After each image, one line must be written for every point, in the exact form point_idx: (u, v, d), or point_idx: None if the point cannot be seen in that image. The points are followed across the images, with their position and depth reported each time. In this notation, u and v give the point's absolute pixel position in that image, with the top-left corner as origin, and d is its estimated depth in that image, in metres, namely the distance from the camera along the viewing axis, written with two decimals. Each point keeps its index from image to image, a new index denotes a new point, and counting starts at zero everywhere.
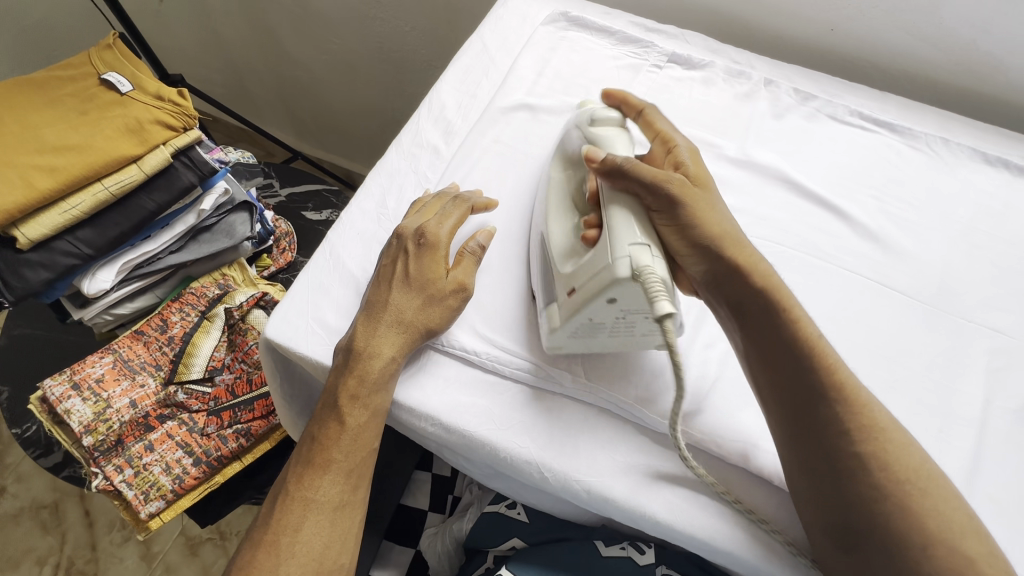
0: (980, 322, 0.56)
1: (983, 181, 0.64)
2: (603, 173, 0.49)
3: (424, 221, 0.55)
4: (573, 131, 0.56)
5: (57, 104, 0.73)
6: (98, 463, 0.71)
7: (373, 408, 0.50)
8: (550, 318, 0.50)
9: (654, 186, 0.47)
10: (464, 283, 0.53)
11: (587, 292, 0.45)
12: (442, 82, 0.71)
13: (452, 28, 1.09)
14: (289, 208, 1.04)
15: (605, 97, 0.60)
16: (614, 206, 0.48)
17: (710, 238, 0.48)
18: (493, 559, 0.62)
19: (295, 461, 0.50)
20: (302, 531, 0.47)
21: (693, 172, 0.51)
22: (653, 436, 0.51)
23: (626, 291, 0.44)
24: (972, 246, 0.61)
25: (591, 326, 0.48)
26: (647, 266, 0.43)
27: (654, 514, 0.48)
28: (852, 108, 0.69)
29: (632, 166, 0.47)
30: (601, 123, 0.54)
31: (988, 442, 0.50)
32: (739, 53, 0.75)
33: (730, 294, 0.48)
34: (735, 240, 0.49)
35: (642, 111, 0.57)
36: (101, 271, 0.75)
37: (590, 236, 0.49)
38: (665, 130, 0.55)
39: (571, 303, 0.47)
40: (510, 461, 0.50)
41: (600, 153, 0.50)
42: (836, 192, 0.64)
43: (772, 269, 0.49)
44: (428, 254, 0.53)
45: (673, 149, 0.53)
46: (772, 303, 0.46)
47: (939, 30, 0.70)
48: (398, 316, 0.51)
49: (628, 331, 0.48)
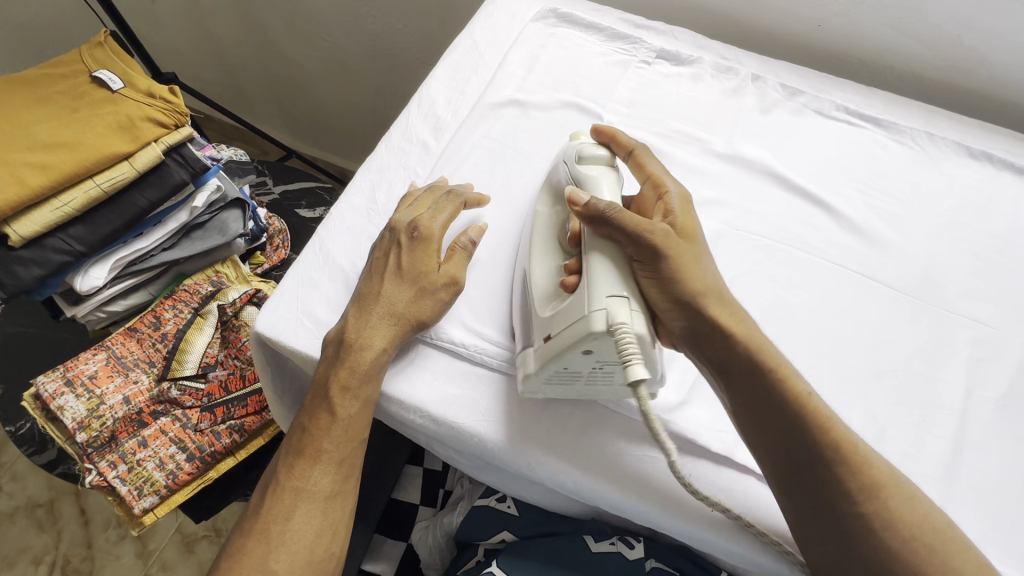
0: (962, 313, 0.57)
1: (967, 175, 0.65)
2: (587, 218, 0.48)
3: (417, 215, 0.55)
4: (562, 169, 0.55)
5: (48, 101, 0.73)
6: (92, 459, 0.71)
7: (364, 399, 0.50)
8: (525, 362, 0.50)
9: (636, 237, 0.46)
10: (455, 277, 0.54)
11: (565, 341, 0.45)
12: (432, 78, 0.71)
13: (444, 25, 1.10)
14: (282, 205, 1.04)
15: (596, 134, 0.58)
16: (595, 253, 0.47)
17: (692, 293, 0.47)
18: (483, 551, 0.63)
19: (285, 452, 0.50)
20: (293, 520, 0.48)
21: (681, 223, 0.50)
22: (639, 424, 0.51)
23: (602, 343, 0.44)
24: (956, 239, 0.61)
25: (566, 374, 0.48)
26: (622, 322, 0.43)
27: (639, 501, 0.49)
28: (838, 103, 0.70)
29: (615, 214, 0.47)
30: (588, 160, 0.53)
31: (969, 431, 0.51)
32: (727, 49, 0.75)
33: (712, 353, 0.47)
34: (719, 297, 0.48)
35: (631, 152, 0.56)
36: (94, 268, 0.75)
37: (569, 282, 0.48)
38: (657, 174, 0.54)
39: (547, 349, 0.47)
40: (496, 452, 0.51)
41: (583, 196, 0.49)
42: (822, 185, 0.64)
43: (756, 326, 0.48)
44: (421, 247, 0.53)
45: (664, 195, 0.52)
46: (756, 365, 0.45)
47: (924, 25, 0.70)
48: (390, 308, 0.51)
49: (605, 379, 0.48)
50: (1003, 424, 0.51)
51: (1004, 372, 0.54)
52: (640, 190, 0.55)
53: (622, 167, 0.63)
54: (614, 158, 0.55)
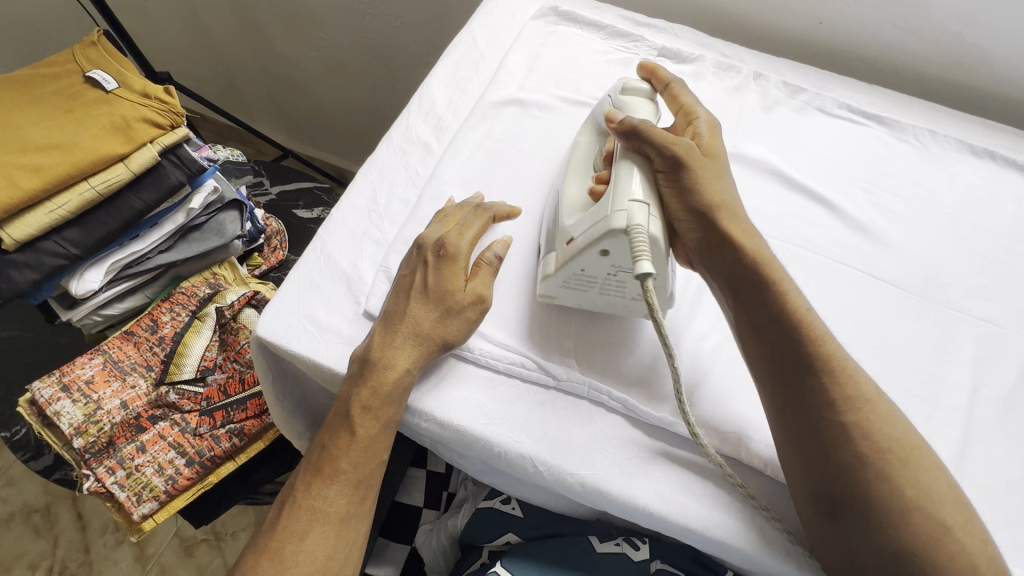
0: (967, 312, 0.57)
1: (969, 172, 0.65)
2: (620, 133, 0.52)
3: (445, 232, 0.54)
4: (603, 99, 0.59)
5: (40, 102, 0.72)
6: (89, 465, 0.70)
7: (384, 420, 0.49)
8: (545, 266, 0.53)
9: (664, 149, 0.50)
10: (482, 295, 0.52)
11: (583, 241, 0.48)
12: (432, 77, 0.71)
13: (442, 23, 1.09)
14: (280, 206, 1.03)
15: (639, 71, 0.62)
16: (624, 162, 0.50)
17: (705, 207, 0.50)
18: (488, 554, 0.62)
19: (303, 469, 0.50)
20: (306, 540, 0.47)
21: (707, 142, 0.54)
22: (647, 431, 0.51)
23: (617, 244, 0.46)
24: (960, 237, 0.61)
25: (583, 279, 0.50)
26: (639, 224, 0.45)
27: (648, 506, 0.48)
28: (840, 101, 0.69)
29: (648, 129, 0.50)
30: (629, 91, 0.56)
31: (975, 428, 0.51)
32: (728, 47, 0.75)
33: (721, 264, 0.50)
34: (731, 213, 0.51)
35: (668, 85, 0.59)
36: (89, 272, 0.74)
37: (598, 192, 0.51)
38: (688, 104, 0.57)
39: (567, 252, 0.49)
40: (505, 456, 0.50)
41: (621, 116, 0.54)
42: (826, 184, 0.64)
43: (766, 244, 0.51)
44: (447, 265, 0.52)
45: (694, 122, 0.55)
46: (763, 274, 0.49)
47: (925, 22, 0.70)
48: (415, 328, 0.50)
49: (618, 288, 0.50)
50: (1009, 422, 0.51)
51: (1010, 369, 0.54)
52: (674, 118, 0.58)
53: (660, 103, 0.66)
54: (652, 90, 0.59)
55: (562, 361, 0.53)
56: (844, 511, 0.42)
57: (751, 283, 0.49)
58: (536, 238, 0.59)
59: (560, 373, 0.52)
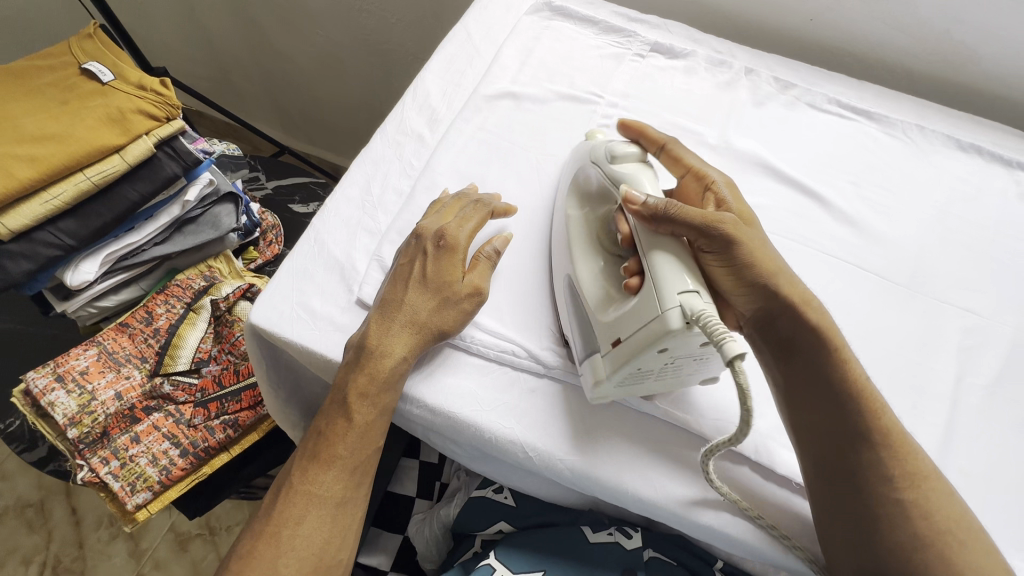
0: (953, 303, 0.58)
1: (957, 167, 0.66)
2: (645, 217, 0.48)
3: (444, 223, 0.54)
4: (592, 169, 0.56)
5: (37, 93, 0.72)
6: (83, 456, 0.70)
7: (381, 407, 0.50)
8: (593, 369, 0.48)
9: (705, 229, 0.46)
10: (479, 287, 0.53)
11: (638, 343, 0.44)
12: (427, 70, 0.71)
13: (439, 19, 1.09)
14: (276, 201, 1.03)
15: (624, 131, 0.60)
16: (656, 251, 0.46)
17: (763, 277, 0.47)
18: (482, 543, 0.62)
19: (300, 454, 0.50)
20: (302, 525, 0.47)
21: (737, 209, 0.51)
22: (638, 417, 0.52)
23: (679, 340, 0.42)
24: (947, 230, 0.62)
25: (639, 373, 0.46)
26: (702, 310, 0.41)
27: (640, 490, 0.49)
28: (830, 97, 0.70)
29: (677, 212, 0.46)
30: (621, 159, 0.53)
31: (959, 416, 0.52)
32: (720, 43, 0.76)
33: (781, 333, 0.48)
34: (791, 281, 0.48)
35: (663, 146, 0.57)
36: (84, 263, 0.74)
37: (633, 284, 0.47)
38: (696, 165, 0.55)
39: (617, 354, 0.45)
40: (494, 443, 0.50)
41: (638, 195, 0.48)
42: (816, 177, 0.65)
43: (823, 308, 0.49)
44: (446, 256, 0.53)
45: (710, 185, 0.53)
46: (823, 345, 0.47)
47: (914, 19, 0.71)
48: (411, 316, 0.51)
49: (675, 372, 0.47)
50: (993, 410, 0.52)
51: (994, 359, 0.55)
52: (680, 180, 0.56)
53: (655, 163, 0.64)
54: (645, 153, 0.56)
55: (553, 348, 0.53)
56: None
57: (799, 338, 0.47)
58: (529, 231, 0.60)
59: (551, 362, 0.53)
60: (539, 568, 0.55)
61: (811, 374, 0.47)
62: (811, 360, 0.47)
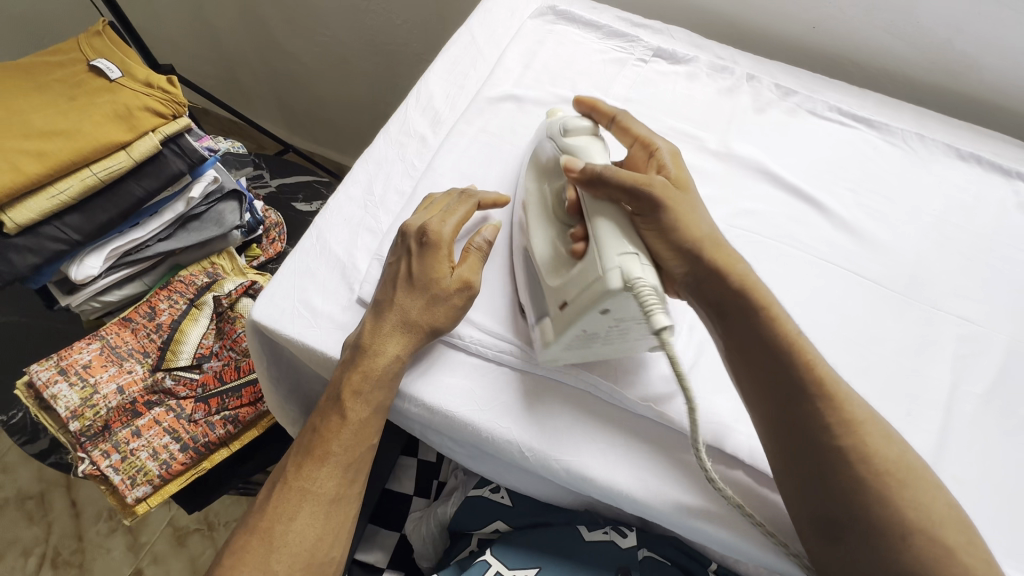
0: (949, 311, 0.58)
1: (956, 176, 0.66)
2: (584, 181, 0.50)
3: (427, 219, 0.54)
4: (548, 145, 0.57)
5: (45, 89, 0.73)
6: (84, 449, 0.71)
7: (375, 405, 0.50)
8: (543, 332, 0.50)
9: (635, 192, 0.48)
10: (469, 281, 0.52)
11: (582, 305, 0.46)
12: (430, 72, 0.72)
13: (444, 20, 1.10)
14: (279, 199, 1.04)
15: (576, 106, 0.61)
16: (599, 218, 0.48)
17: (691, 242, 0.48)
18: (477, 542, 0.63)
19: (295, 451, 0.51)
20: (296, 520, 0.48)
21: (675, 174, 0.53)
22: (633, 418, 0.52)
23: (620, 302, 0.44)
24: (944, 238, 0.63)
25: (585, 337, 0.48)
26: (638, 277, 0.43)
27: (635, 491, 0.49)
28: (831, 104, 0.71)
29: (611, 174, 0.48)
30: (572, 133, 0.55)
31: (954, 424, 0.52)
32: (722, 49, 0.76)
33: (711, 298, 0.49)
34: (716, 244, 0.49)
35: (614, 119, 0.58)
36: (89, 258, 0.75)
37: (578, 250, 0.49)
38: (643, 134, 0.56)
39: (564, 317, 0.47)
40: (491, 441, 0.51)
41: (578, 163, 0.51)
42: (814, 184, 0.65)
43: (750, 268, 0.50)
44: (430, 253, 0.52)
45: (655, 153, 0.54)
46: (751, 308, 0.47)
47: (916, 28, 0.72)
48: (403, 316, 0.51)
49: (621, 337, 0.49)
50: (987, 418, 0.52)
51: (989, 368, 0.55)
52: (630, 151, 0.58)
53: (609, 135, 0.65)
54: (597, 126, 0.57)
55: None
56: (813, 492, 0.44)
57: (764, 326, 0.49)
58: None
59: (549, 363, 0.53)
60: (533, 565, 0.56)
61: (743, 338, 0.47)
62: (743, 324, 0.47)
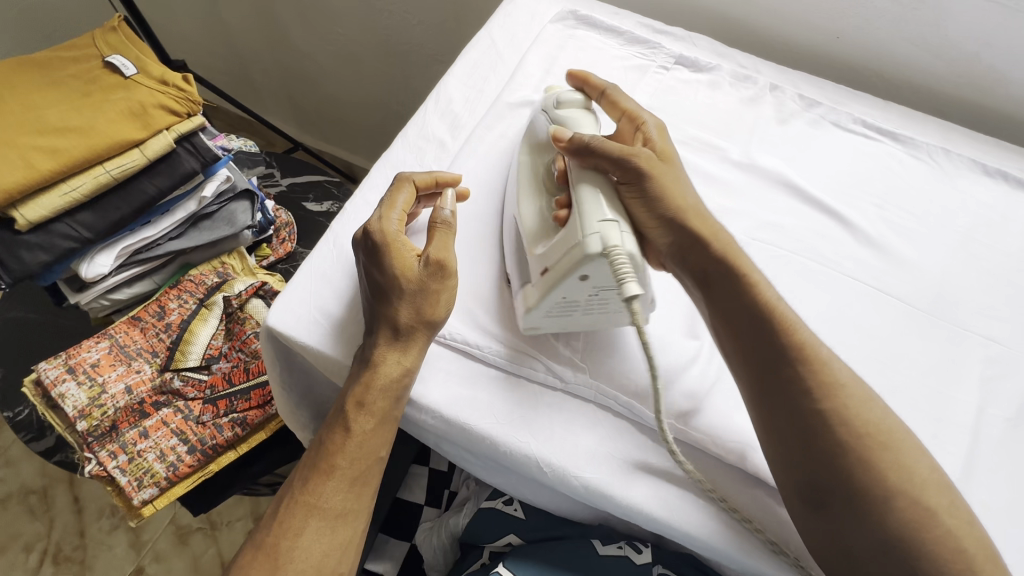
0: (977, 331, 0.57)
1: (982, 192, 0.65)
2: (572, 151, 0.52)
3: (369, 221, 0.52)
4: (540, 118, 0.58)
5: (59, 85, 0.72)
6: (91, 449, 0.70)
7: (379, 415, 0.49)
8: (525, 298, 0.51)
9: (621, 161, 0.50)
10: (441, 260, 0.51)
11: (561, 270, 0.47)
12: (450, 75, 0.71)
13: (459, 22, 1.09)
14: (290, 198, 1.03)
15: (571, 81, 0.63)
16: (584, 184, 0.49)
17: (673, 210, 0.50)
18: (489, 555, 0.62)
19: (302, 464, 0.50)
20: (302, 536, 0.47)
21: (660, 147, 0.54)
22: (653, 435, 0.51)
23: (598, 267, 0.45)
24: (971, 256, 0.61)
25: (566, 304, 0.49)
26: (616, 244, 0.45)
27: (652, 511, 0.48)
28: (856, 116, 0.69)
29: (598, 143, 0.50)
30: (566, 105, 0.56)
31: (981, 449, 0.51)
32: (745, 58, 0.75)
33: (694, 265, 0.51)
34: (699, 213, 0.51)
35: (603, 92, 0.60)
36: (100, 256, 0.74)
37: (561, 216, 0.50)
38: (631, 109, 0.58)
39: (544, 282, 0.48)
40: (509, 456, 0.50)
41: (566, 132, 0.53)
42: (838, 198, 0.64)
43: (733, 240, 0.51)
44: (384, 253, 0.50)
45: (641, 126, 0.56)
46: (733, 273, 0.49)
47: (943, 40, 0.70)
48: (392, 323, 0.49)
49: (601, 306, 0.50)
50: (1015, 443, 0.51)
51: (1017, 391, 0.54)
52: (617, 125, 0.59)
53: (599, 109, 0.66)
54: (588, 100, 0.59)
55: (571, 360, 0.53)
56: (840, 519, 0.43)
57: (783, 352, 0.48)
58: None
59: (568, 375, 0.52)
60: None
61: (726, 302, 0.49)
62: (726, 288, 0.49)
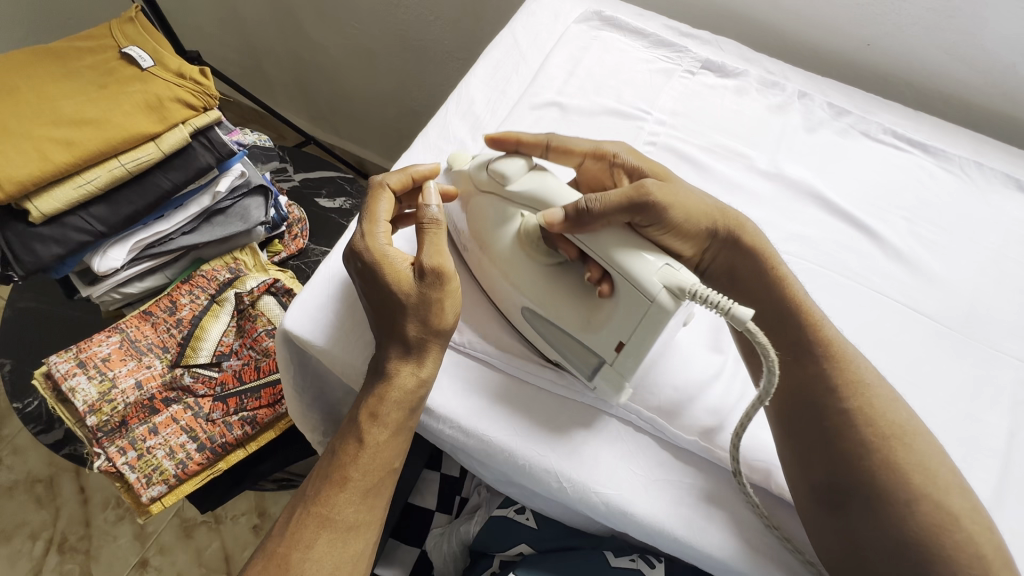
0: (1008, 352, 0.55)
1: (1015, 208, 0.63)
2: (574, 226, 0.47)
3: (353, 242, 0.51)
4: (488, 199, 0.53)
5: (75, 75, 0.72)
6: (101, 444, 0.70)
7: (394, 427, 0.48)
8: (607, 384, 0.48)
9: (632, 206, 0.47)
10: (439, 265, 0.49)
11: (645, 333, 0.45)
12: (471, 75, 0.69)
13: (475, 20, 1.07)
14: (302, 194, 1.02)
15: (494, 144, 0.57)
16: (613, 250, 0.46)
17: (702, 221, 0.51)
18: (500, 563, 0.62)
19: (314, 475, 0.49)
20: (314, 549, 0.46)
21: (651, 170, 0.55)
22: (675, 451, 0.50)
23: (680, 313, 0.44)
24: (1002, 274, 0.60)
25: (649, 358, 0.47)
26: (687, 281, 0.43)
27: (673, 531, 0.47)
28: (885, 126, 0.68)
29: (598, 205, 0.46)
30: (514, 177, 0.52)
31: (1011, 475, 0.49)
32: (773, 63, 0.73)
33: (721, 266, 0.53)
34: (722, 211, 0.52)
35: (547, 145, 0.56)
36: (113, 250, 0.73)
37: (607, 288, 0.47)
38: (587, 148, 0.56)
39: (629, 356, 0.46)
40: (529, 470, 0.49)
41: (552, 211, 0.48)
42: (867, 211, 0.63)
43: (758, 228, 0.53)
44: (379, 274, 0.48)
45: (616, 160, 0.55)
46: (759, 271, 0.51)
47: (978, 51, 0.68)
48: (404, 335, 0.48)
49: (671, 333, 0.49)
50: None
51: None
52: (581, 166, 0.57)
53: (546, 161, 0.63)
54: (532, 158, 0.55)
55: None
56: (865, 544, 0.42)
57: (806, 372, 0.47)
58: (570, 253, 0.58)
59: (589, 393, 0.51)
60: None
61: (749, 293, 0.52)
62: (754, 284, 0.51)
